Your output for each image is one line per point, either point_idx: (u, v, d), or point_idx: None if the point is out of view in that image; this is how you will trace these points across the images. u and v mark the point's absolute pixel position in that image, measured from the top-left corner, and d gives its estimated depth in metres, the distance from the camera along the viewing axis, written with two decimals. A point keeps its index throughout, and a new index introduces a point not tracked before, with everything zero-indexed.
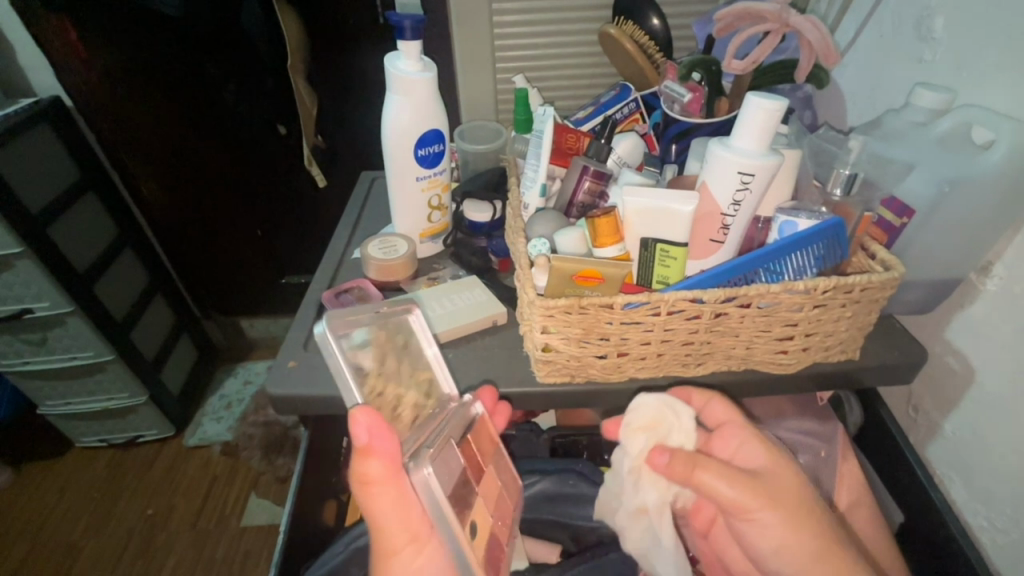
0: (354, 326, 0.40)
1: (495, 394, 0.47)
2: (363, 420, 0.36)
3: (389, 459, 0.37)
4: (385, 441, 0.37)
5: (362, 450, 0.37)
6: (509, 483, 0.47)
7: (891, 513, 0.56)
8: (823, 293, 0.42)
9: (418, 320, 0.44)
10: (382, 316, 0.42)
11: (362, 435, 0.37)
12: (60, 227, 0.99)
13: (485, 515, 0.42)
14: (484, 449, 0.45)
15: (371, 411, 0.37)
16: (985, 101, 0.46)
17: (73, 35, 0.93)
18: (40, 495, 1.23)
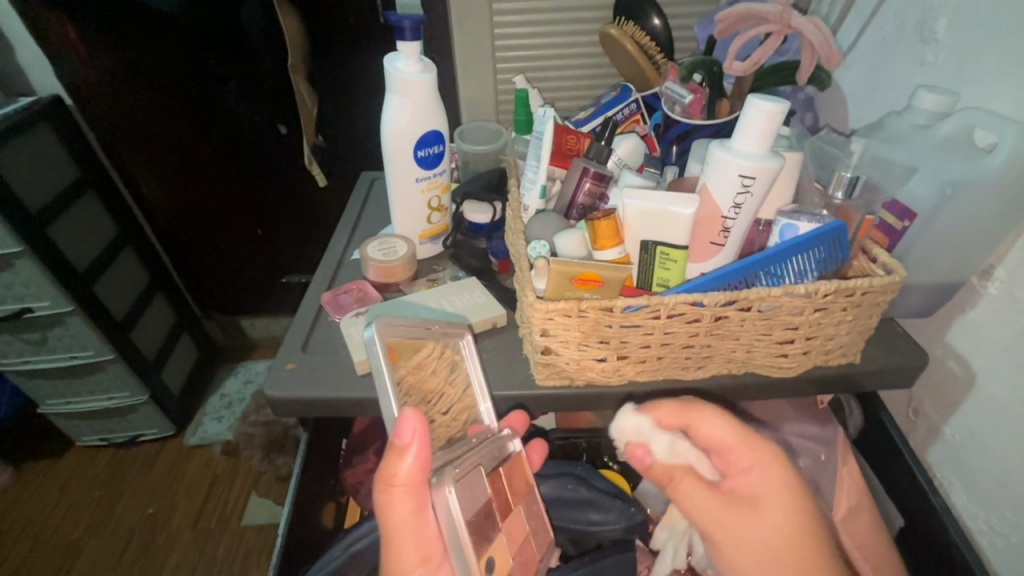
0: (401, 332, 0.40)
1: (525, 421, 0.51)
2: (410, 423, 0.36)
3: (418, 468, 0.37)
4: (422, 448, 0.37)
5: (399, 449, 0.37)
6: (538, 529, 0.48)
7: (892, 518, 0.56)
8: (824, 297, 0.42)
9: (468, 344, 0.48)
10: (432, 334, 0.44)
11: (405, 436, 0.36)
12: (59, 226, 0.98)
13: (505, 552, 0.42)
14: (515, 488, 0.46)
15: (420, 415, 0.37)
16: (988, 103, 0.46)
17: (74, 35, 0.93)
18: (41, 494, 1.23)
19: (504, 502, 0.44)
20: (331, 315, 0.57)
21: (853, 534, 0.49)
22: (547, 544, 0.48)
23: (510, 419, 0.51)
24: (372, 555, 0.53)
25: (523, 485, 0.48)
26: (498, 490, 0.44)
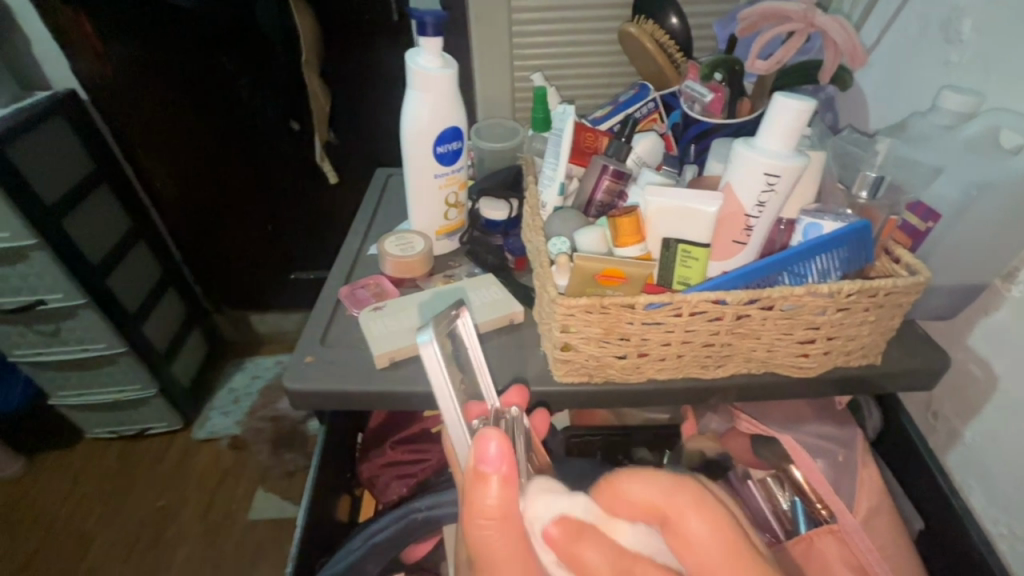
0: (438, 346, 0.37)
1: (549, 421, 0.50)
2: (493, 439, 0.32)
3: (510, 493, 0.32)
4: (512, 467, 0.33)
5: (482, 474, 0.32)
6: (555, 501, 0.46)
7: (910, 520, 0.55)
8: (847, 297, 0.42)
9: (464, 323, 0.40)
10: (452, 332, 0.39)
11: (492, 457, 0.32)
12: (73, 219, 0.99)
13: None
14: (542, 465, 0.43)
15: (499, 432, 0.33)
16: (1015, 104, 0.46)
17: (88, 29, 0.94)
18: (52, 485, 1.24)
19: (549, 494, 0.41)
20: (349, 309, 0.57)
21: (873, 534, 0.50)
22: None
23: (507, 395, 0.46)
24: (388, 550, 0.53)
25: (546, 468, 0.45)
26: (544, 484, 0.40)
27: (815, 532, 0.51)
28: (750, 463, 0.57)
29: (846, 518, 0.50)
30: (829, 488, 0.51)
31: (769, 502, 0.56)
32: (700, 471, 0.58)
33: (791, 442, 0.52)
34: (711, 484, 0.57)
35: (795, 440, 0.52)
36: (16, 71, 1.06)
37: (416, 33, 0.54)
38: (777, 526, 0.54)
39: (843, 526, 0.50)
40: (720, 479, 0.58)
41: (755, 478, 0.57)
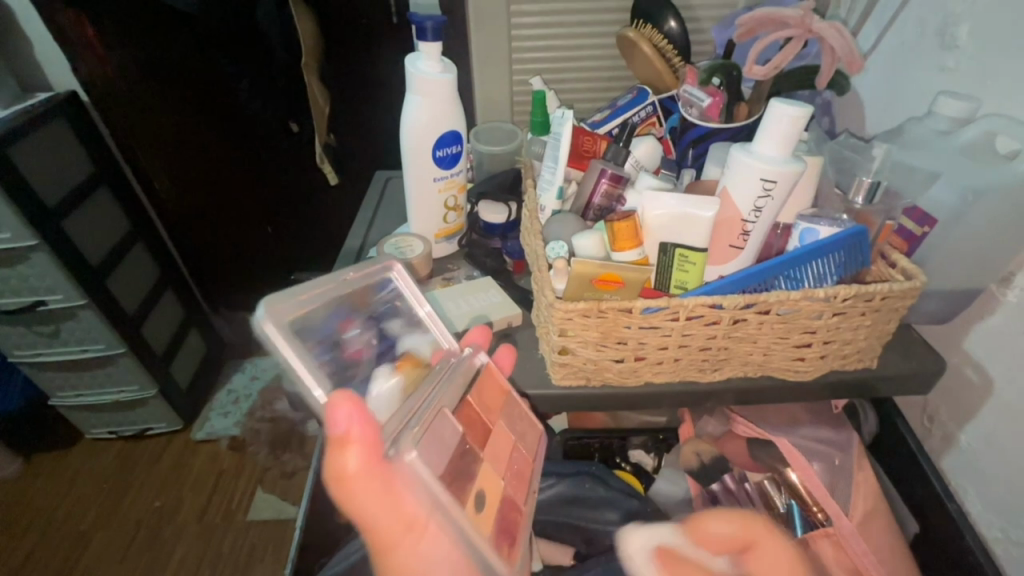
0: (300, 308, 0.36)
1: (514, 358, 0.47)
2: (343, 401, 0.30)
3: (371, 446, 0.29)
4: (366, 427, 0.30)
5: (338, 441, 0.30)
6: (523, 432, 0.44)
7: (905, 524, 0.55)
8: (843, 301, 0.42)
9: (399, 275, 0.45)
10: (350, 284, 0.41)
11: (340, 421, 0.30)
12: (74, 220, 1.00)
13: (492, 477, 0.37)
14: (492, 403, 0.42)
15: (349, 394, 0.30)
16: (1010, 109, 0.46)
17: (89, 31, 0.94)
18: (50, 485, 1.24)
19: (479, 432, 0.39)
20: None
21: (872, 542, 0.49)
22: (535, 456, 0.44)
23: (470, 335, 0.46)
24: None
25: (495, 406, 0.42)
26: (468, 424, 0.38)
27: (811, 536, 0.51)
28: (747, 466, 0.57)
29: (842, 522, 0.50)
30: (824, 492, 0.51)
31: (765, 505, 0.55)
32: (697, 475, 0.58)
33: (787, 444, 0.53)
34: (707, 487, 0.58)
35: (791, 442, 0.53)
36: (17, 73, 1.06)
37: (416, 37, 0.54)
38: (771, 527, 0.54)
39: (839, 530, 0.50)
40: (716, 483, 0.57)
41: (752, 482, 0.57)
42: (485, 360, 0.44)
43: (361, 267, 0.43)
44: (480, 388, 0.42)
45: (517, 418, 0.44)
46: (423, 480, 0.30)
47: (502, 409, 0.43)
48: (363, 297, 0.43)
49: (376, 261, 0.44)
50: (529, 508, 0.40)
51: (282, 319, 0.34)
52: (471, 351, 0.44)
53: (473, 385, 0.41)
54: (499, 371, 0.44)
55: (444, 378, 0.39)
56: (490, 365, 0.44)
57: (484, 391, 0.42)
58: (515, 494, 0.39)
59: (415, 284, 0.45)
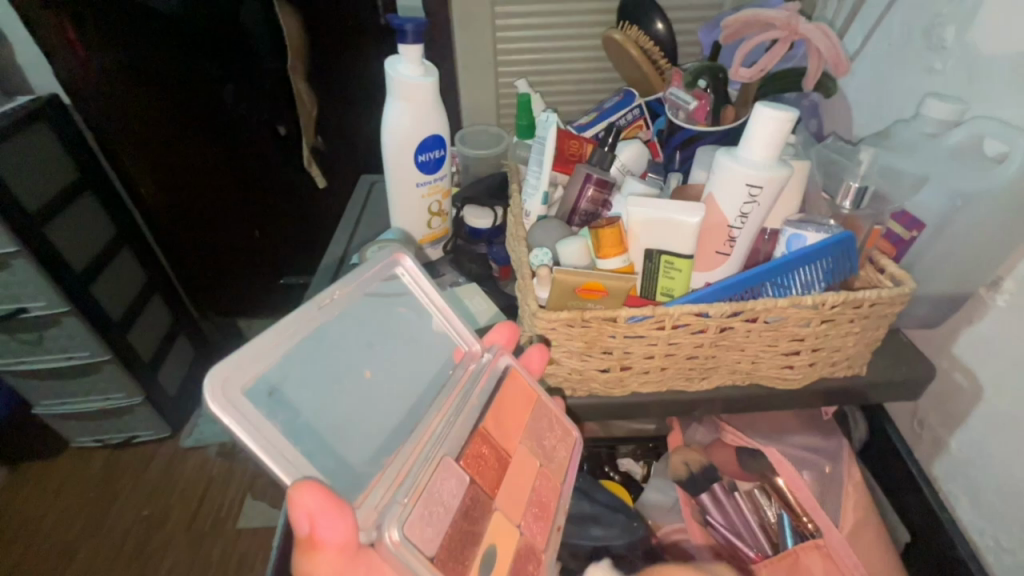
0: (256, 369, 0.31)
1: (547, 358, 0.44)
2: (304, 502, 0.28)
3: (343, 540, 0.29)
4: (331, 527, 0.29)
5: (308, 542, 0.29)
6: (552, 440, 0.44)
7: (896, 532, 0.55)
8: (831, 308, 0.41)
9: (408, 271, 0.41)
10: (334, 305, 0.37)
11: (303, 522, 0.29)
12: (57, 226, 0.97)
13: (506, 527, 0.37)
14: (514, 417, 0.41)
15: (319, 484, 0.29)
16: (998, 113, 0.45)
17: (72, 34, 0.90)
18: (35, 495, 1.21)
19: (490, 473, 0.38)
20: None
21: (860, 551, 0.49)
22: (565, 470, 0.44)
23: (493, 335, 0.43)
24: None
25: (518, 426, 0.41)
26: (479, 465, 0.37)
27: (801, 548, 0.50)
28: (736, 475, 0.57)
29: (832, 533, 0.49)
30: (815, 503, 0.50)
31: (755, 514, 0.55)
32: (686, 485, 0.57)
33: (776, 454, 0.51)
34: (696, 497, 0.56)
35: (781, 452, 0.52)
36: None
37: (396, 40, 0.53)
38: (764, 539, 0.54)
39: (829, 542, 0.49)
40: (706, 492, 0.56)
41: (742, 491, 0.57)
42: (509, 363, 0.42)
43: (353, 278, 0.38)
44: (500, 404, 0.40)
45: (545, 427, 0.43)
46: (406, 565, 0.30)
47: (527, 425, 0.42)
48: (360, 305, 0.39)
49: (378, 261, 0.40)
50: (552, 545, 0.40)
51: (228, 392, 0.29)
52: (491, 354, 0.41)
53: (492, 402, 0.40)
54: (525, 374, 0.43)
55: (449, 415, 0.37)
56: (514, 369, 0.42)
57: (507, 411, 0.41)
58: (537, 530, 0.39)
59: (426, 278, 0.42)
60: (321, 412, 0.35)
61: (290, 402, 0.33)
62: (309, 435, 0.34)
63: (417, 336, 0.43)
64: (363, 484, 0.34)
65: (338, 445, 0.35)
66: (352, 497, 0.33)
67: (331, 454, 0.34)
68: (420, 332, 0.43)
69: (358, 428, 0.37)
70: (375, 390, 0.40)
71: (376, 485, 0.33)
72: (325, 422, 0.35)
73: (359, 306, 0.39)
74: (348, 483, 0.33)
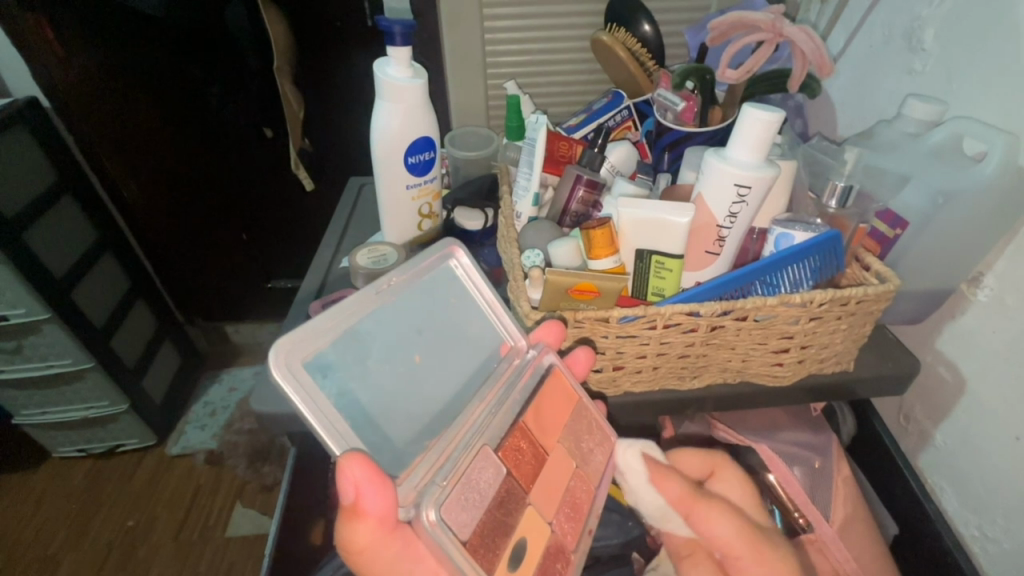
0: (317, 344, 0.33)
1: (592, 361, 0.43)
2: (351, 475, 0.29)
3: (385, 514, 0.30)
4: (376, 500, 0.30)
5: (351, 512, 0.30)
6: (594, 440, 0.43)
7: (886, 525, 0.55)
8: (818, 306, 0.42)
9: (460, 263, 0.42)
10: (391, 290, 0.37)
11: (348, 491, 0.30)
12: (35, 231, 0.94)
13: (538, 522, 0.37)
14: (560, 418, 0.41)
15: (364, 456, 0.30)
16: (977, 113, 0.47)
17: (50, 35, 0.87)
18: (15, 507, 1.18)
19: (527, 465, 0.37)
20: None
21: (852, 545, 0.50)
22: (601, 474, 0.42)
23: (540, 332, 0.41)
24: None
25: (558, 425, 0.41)
26: (518, 453, 0.37)
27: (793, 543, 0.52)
28: None
29: (823, 528, 0.50)
30: (805, 498, 0.51)
31: None
32: None
33: (768, 451, 0.53)
34: None
35: (773, 449, 0.53)
36: None
37: (385, 42, 0.53)
38: None
39: (819, 537, 0.50)
40: None
41: None
42: (552, 362, 0.41)
43: (410, 266, 0.38)
44: (542, 400, 0.40)
45: (584, 429, 0.42)
46: (441, 545, 0.31)
47: (567, 425, 0.42)
48: (417, 292, 0.39)
49: (434, 251, 0.40)
50: (583, 546, 0.39)
51: (292, 361, 0.31)
52: (536, 352, 0.41)
53: (533, 398, 0.39)
54: (570, 376, 0.42)
55: (491, 405, 0.37)
56: (557, 368, 0.41)
57: (549, 409, 0.40)
58: (568, 530, 0.39)
59: (477, 272, 0.41)
60: (376, 389, 0.36)
61: (347, 379, 0.34)
62: (361, 415, 0.34)
63: (466, 328, 0.41)
64: (404, 463, 0.35)
65: (387, 423, 0.36)
66: (393, 474, 0.34)
67: (379, 432, 0.35)
68: (469, 324, 0.42)
69: (407, 412, 0.37)
70: (426, 376, 0.39)
71: (417, 466, 0.34)
72: (379, 399, 0.36)
73: (418, 293, 0.39)
74: (392, 460, 0.34)
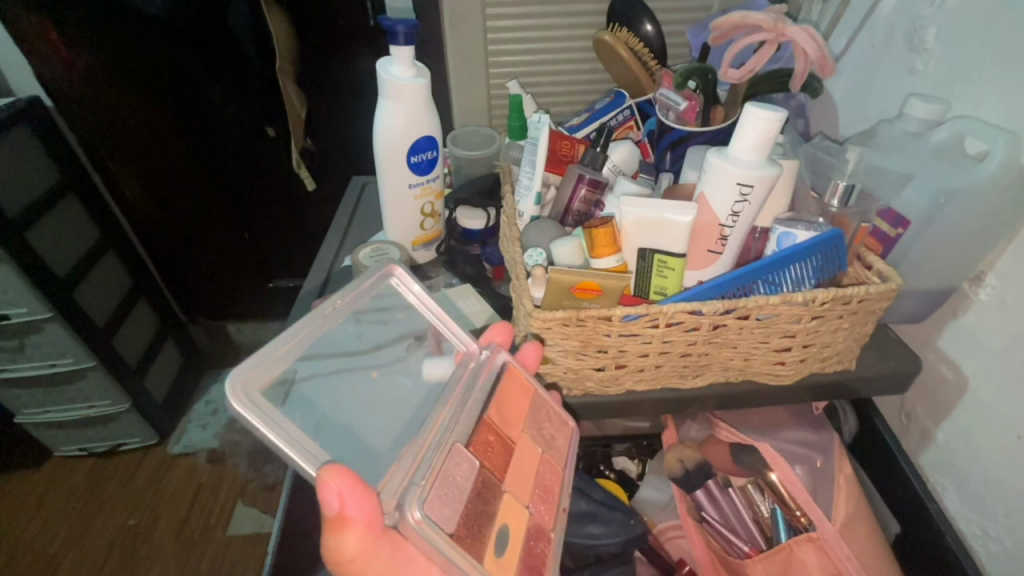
0: (271, 372, 0.31)
1: (541, 352, 0.44)
2: (333, 487, 0.29)
3: (371, 520, 0.29)
4: (360, 507, 0.29)
5: (335, 522, 0.29)
6: (552, 427, 0.43)
7: (887, 524, 0.57)
8: (821, 305, 0.42)
9: (401, 280, 0.41)
10: (337, 311, 0.37)
11: (332, 502, 0.29)
12: (36, 231, 0.95)
13: (516, 507, 0.37)
14: (518, 411, 0.41)
15: (341, 466, 0.29)
16: (979, 112, 0.47)
17: (53, 35, 0.88)
18: (17, 505, 1.19)
19: (497, 457, 0.38)
20: None
21: (853, 542, 0.50)
22: (566, 456, 0.43)
23: (490, 334, 0.43)
24: None
25: (519, 415, 0.41)
26: (488, 449, 0.37)
27: (794, 541, 0.52)
28: (731, 472, 0.58)
29: (825, 527, 0.50)
30: (807, 497, 0.51)
31: (750, 508, 0.58)
32: (681, 481, 0.59)
33: (770, 450, 0.52)
34: (692, 493, 0.59)
35: (774, 448, 0.52)
36: None
37: (387, 41, 0.53)
38: (757, 532, 0.57)
39: (822, 535, 0.50)
40: (701, 489, 0.59)
41: (736, 486, 0.59)
42: (505, 359, 0.42)
43: (353, 287, 0.38)
44: (501, 395, 0.41)
45: (544, 418, 0.43)
46: (430, 542, 0.30)
47: (527, 416, 0.42)
48: (362, 312, 0.39)
49: (375, 270, 0.40)
50: (560, 524, 0.40)
51: (250, 391, 0.30)
52: (490, 351, 0.41)
53: (492, 394, 0.40)
54: (523, 369, 0.43)
55: (455, 405, 0.37)
56: (512, 364, 0.42)
57: (507, 402, 0.41)
58: (544, 510, 0.39)
59: (419, 286, 0.41)
60: (329, 412, 0.36)
61: (303, 404, 0.34)
62: (324, 437, 0.34)
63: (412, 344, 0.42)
64: (382, 470, 0.34)
65: (350, 442, 0.35)
66: (374, 482, 0.33)
67: (347, 452, 0.34)
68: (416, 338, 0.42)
69: (364, 431, 0.37)
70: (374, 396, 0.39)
71: (394, 471, 0.33)
72: (334, 422, 0.36)
73: (363, 313, 0.39)
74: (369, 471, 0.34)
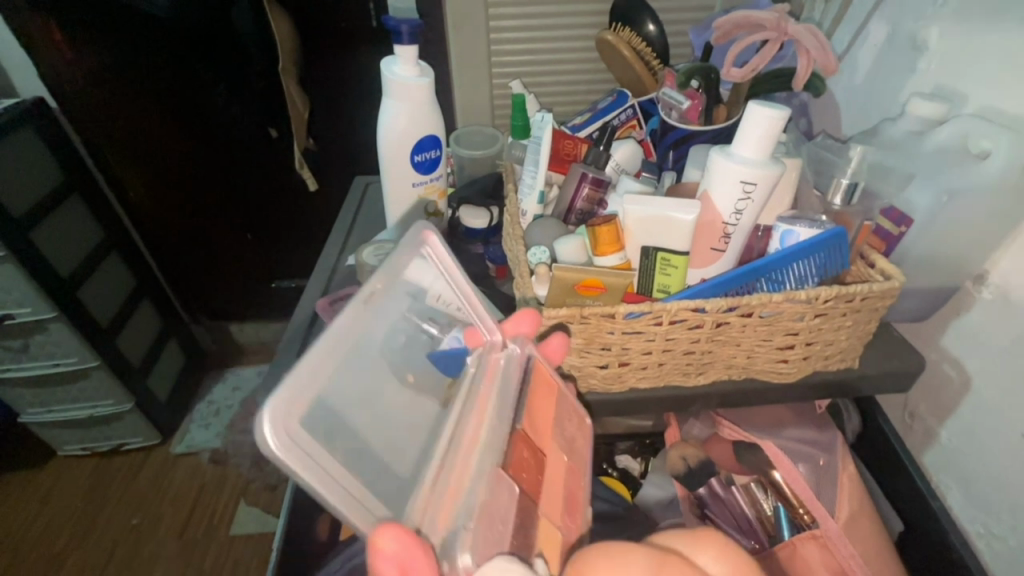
0: (311, 394, 0.29)
1: (567, 345, 0.41)
2: (388, 545, 0.26)
3: None
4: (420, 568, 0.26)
5: None
6: (575, 430, 0.41)
7: (891, 521, 0.55)
8: (824, 303, 0.42)
9: (434, 253, 0.38)
10: (375, 296, 0.34)
11: (390, 569, 0.26)
12: (41, 231, 0.95)
13: (552, 532, 0.35)
14: (546, 409, 0.39)
15: (394, 526, 0.27)
16: (982, 111, 0.47)
17: (58, 36, 0.89)
18: (20, 505, 1.19)
19: (532, 477, 0.35)
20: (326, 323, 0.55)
21: (856, 539, 0.50)
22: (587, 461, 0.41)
23: (515, 324, 0.40)
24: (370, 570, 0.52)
25: (547, 422, 0.39)
26: (525, 470, 0.35)
27: (798, 540, 0.52)
28: (733, 469, 0.59)
29: (828, 524, 0.50)
30: (810, 494, 0.51)
31: (752, 506, 0.58)
32: (684, 479, 0.59)
33: (773, 448, 0.52)
34: (695, 491, 0.59)
35: (778, 446, 0.53)
36: None
37: (391, 41, 0.53)
38: (761, 532, 0.56)
39: (825, 533, 0.50)
40: (703, 486, 0.59)
41: (739, 484, 0.59)
42: (533, 353, 0.40)
43: (389, 265, 0.35)
44: (531, 400, 0.39)
45: (567, 418, 0.41)
46: None
47: (552, 421, 0.40)
48: (395, 293, 0.36)
49: (408, 242, 0.36)
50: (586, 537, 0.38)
51: (288, 430, 0.27)
52: (517, 347, 0.39)
53: (524, 398, 0.38)
54: (548, 364, 0.40)
55: (490, 421, 0.35)
56: (538, 360, 0.40)
57: (536, 411, 0.39)
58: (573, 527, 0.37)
59: (452, 261, 0.38)
60: (364, 416, 0.34)
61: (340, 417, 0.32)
62: (361, 455, 0.32)
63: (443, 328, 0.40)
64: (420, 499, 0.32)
65: (383, 451, 0.34)
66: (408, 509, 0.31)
67: (383, 467, 0.33)
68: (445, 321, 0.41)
69: (395, 431, 0.36)
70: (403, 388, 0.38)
71: (420, 500, 0.31)
72: (368, 427, 0.34)
73: (395, 296, 0.36)
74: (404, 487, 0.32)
